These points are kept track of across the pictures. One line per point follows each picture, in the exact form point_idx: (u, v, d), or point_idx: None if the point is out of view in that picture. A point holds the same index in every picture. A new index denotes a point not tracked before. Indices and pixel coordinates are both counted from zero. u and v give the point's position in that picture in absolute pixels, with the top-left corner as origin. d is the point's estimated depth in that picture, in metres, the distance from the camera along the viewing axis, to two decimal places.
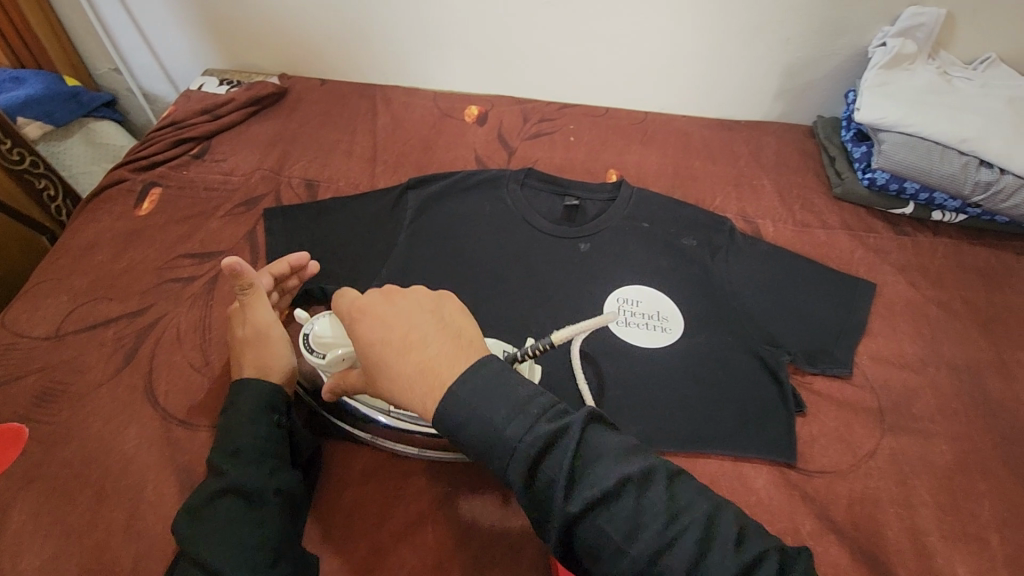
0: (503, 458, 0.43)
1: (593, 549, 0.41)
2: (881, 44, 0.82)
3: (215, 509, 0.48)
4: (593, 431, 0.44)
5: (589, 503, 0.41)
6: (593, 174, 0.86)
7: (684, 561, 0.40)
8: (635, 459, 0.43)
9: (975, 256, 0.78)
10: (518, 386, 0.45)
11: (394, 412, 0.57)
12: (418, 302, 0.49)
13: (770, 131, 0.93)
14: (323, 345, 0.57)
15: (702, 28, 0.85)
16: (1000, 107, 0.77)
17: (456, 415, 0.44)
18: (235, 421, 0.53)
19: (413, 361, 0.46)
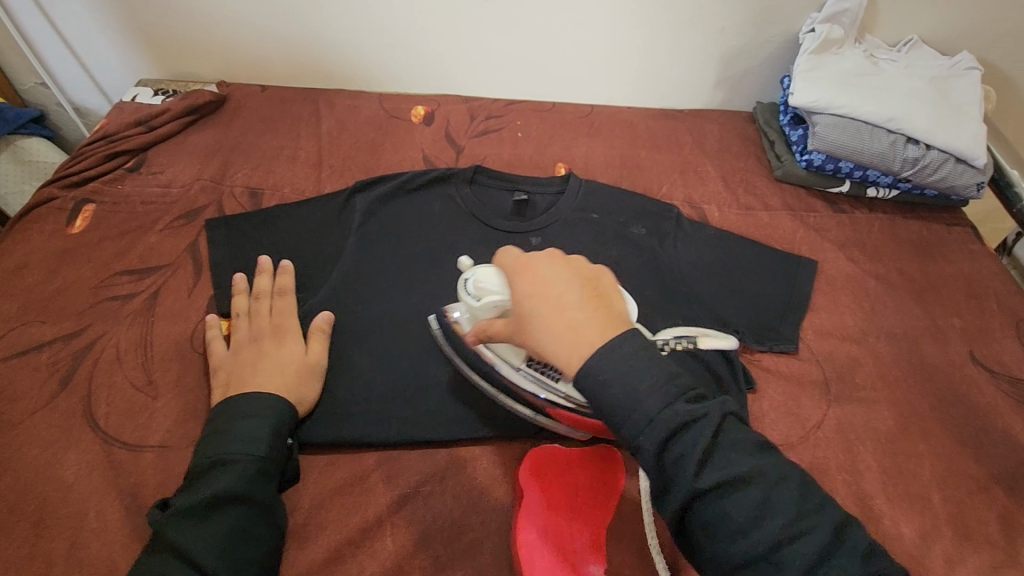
0: (637, 425, 0.44)
1: (710, 528, 0.43)
2: (810, 30, 0.85)
3: (207, 509, 0.47)
4: (728, 421, 0.46)
5: (718, 484, 0.43)
6: (542, 168, 0.87)
7: (800, 560, 0.41)
8: (768, 458, 0.45)
9: (909, 229, 0.81)
10: (665, 362, 0.46)
11: (525, 368, 0.56)
12: (577, 269, 0.52)
13: (712, 118, 0.95)
14: (479, 289, 0.55)
15: (639, 21, 0.87)
16: (923, 87, 0.80)
17: (601, 374, 0.45)
18: (236, 426, 0.52)
19: (566, 317, 0.48)
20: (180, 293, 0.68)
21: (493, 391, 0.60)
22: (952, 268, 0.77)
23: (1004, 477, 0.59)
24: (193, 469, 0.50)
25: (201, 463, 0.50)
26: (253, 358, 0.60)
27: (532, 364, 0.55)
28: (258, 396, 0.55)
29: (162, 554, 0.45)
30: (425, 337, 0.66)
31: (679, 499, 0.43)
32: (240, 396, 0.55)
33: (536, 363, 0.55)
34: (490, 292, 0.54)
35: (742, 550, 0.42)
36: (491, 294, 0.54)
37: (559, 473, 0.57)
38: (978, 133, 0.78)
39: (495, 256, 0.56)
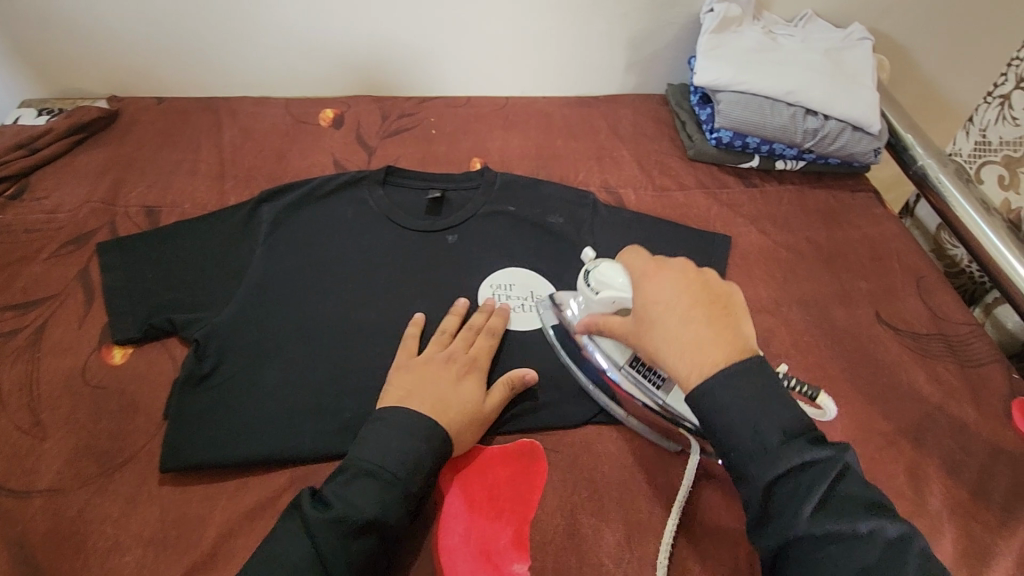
0: (752, 450, 0.45)
1: (813, 568, 0.42)
2: (709, 10, 0.86)
3: (351, 527, 0.47)
4: (852, 475, 0.45)
5: (831, 533, 0.42)
6: (456, 163, 0.86)
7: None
8: (889, 518, 0.43)
9: (817, 199, 0.83)
10: (791, 403, 0.46)
11: (625, 367, 0.57)
12: (709, 282, 0.50)
13: (625, 103, 0.96)
14: (600, 283, 0.56)
15: (543, 9, 0.86)
16: (819, 59, 0.83)
17: (718, 399, 0.45)
18: (395, 439, 0.52)
19: (691, 332, 0.47)
20: (70, 323, 0.64)
21: (585, 379, 0.62)
22: (858, 233, 0.79)
23: (911, 429, 0.61)
24: (339, 474, 0.50)
25: (352, 466, 0.50)
26: (431, 377, 0.58)
27: (636, 366, 0.57)
28: (419, 414, 0.53)
29: (298, 548, 0.46)
30: (339, 346, 0.64)
31: (784, 531, 0.43)
32: (408, 409, 0.54)
33: (641, 365, 0.57)
34: (609, 287, 0.56)
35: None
36: (612, 290, 0.55)
37: (481, 472, 0.56)
38: (872, 101, 0.81)
39: (621, 255, 0.55)
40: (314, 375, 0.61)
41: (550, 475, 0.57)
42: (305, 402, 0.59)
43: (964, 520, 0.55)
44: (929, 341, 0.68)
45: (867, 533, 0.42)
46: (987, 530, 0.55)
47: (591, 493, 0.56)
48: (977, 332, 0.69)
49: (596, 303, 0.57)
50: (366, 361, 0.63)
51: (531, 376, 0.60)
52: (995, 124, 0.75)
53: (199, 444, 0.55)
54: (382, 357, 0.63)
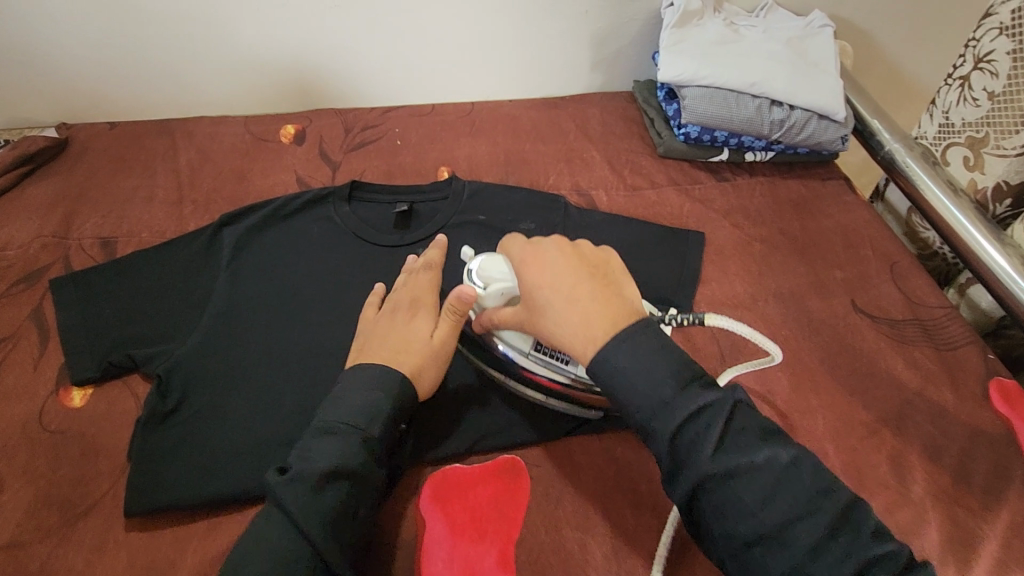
0: (653, 408, 0.46)
1: (721, 510, 0.43)
2: (670, 4, 0.85)
3: (319, 477, 0.46)
4: (741, 410, 0.46)
5: (732, 470, 0.43)
6: (424, 174, 0.84)
7: (809, 536, 0.41)
8: (778, 443, 0.45)
9: (788, 189, 0.83)
10: (679, 353, 0.47)
11: (532, 353, 0.56)
12: (588, 257, 0.52)
13: (592, 104, 0.95)
14: (487, 278, 0.58)
15: (501, 12, 0.85)
16: (781, 49, 0.82)
17: (616, 362, 0.46)
18: (362, 393, 0.51)
19: (579, 308, 0.49)
20: (24, 367, 0.62)
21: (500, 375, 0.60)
22: (829, 221, 0.79)
23: (892, 417, 0.61)
24: (311, 429, 0.50)
25: (314, 428, 0.50)
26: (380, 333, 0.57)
27: (541, 351, 0.56)
28: (382, 369, 0.52)
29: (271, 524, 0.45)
30: (310, 371, 0.62)
31: (692, 481, 0.44)
32: (363, 366, 0.53)
33: (544, 349, 0.56)
34: (498, 279, 0.57)
35: (750, 529, 0.42)
36: (499, 282, 0.57)
37: (463, 493, 0.55)
38: (835, 88, 0.80)
39: (502, 246, 0.57)
40: (284, 403, 0.59)
41: (532, 491, 0.55)
42: (276, 431, 0.57)
43: (948, 506, 0.55)
44: (906, 326, 0.68)
45: (763, 461, 0.43)
46: (971, 514, 0.55)
47: (575, 506, 0.55)
48: (952, 314, 0.69)
49: (488, 298, 0.58)
50: None
51: (467, 288, 0.56)
52: (957, 105, 0.74)
53: (165, 484, 0.53)
54: None
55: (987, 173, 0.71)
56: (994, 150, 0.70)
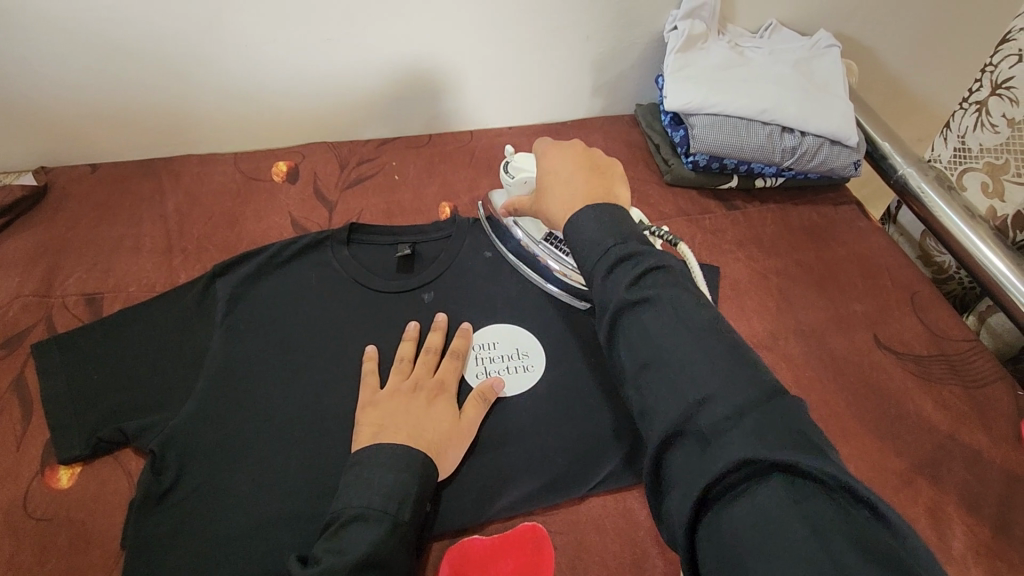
0: (593, 255, 0.49)
1: (628, 338, 0.44)
2: (673, 28, 0.82)
3: (348, 569, 0.44)
4: (674, 264, 0.47)
5: (640, 301, 0.44)
6: (424, 212, 0.81)
7: (688, 362, 0.41)
8: (695, 292, 0.45)
9: (800, 216, 0.81)
10: (627, 219, 0.51)
11: (542, 242, 0.70)
12: (593, 158, 0.60)
13: (594, 130, 0.93)
14: (517, 169, 0.69)
15: (501, 40, 0.82)
16: (789, 72, 0.80)
17: (576, 218, 0.52)
18: (386, 474, 0.50)
19: (570, 187, 0.57)
20: (7, 446, 0.58)
21: (508, 256, 0.72)
22: (844, 250, 0.77)
23: (925, 464, 0.58)
24: (335, 517, 0.48)
25: (340, 515, 0.48)
26: (401, 409, 0.56)
27: (550, 240, 0.70)
28: (406, 449, 0.51)
29: None
30: (314, 437, 0.58)
31: (609, 311, 0.46)
32: (388, 445, 0.52)
33: (554, 238, 0.70)
34: (523, 171, 0.68)
35: (642, 355, 0.43)
36: (525, 173, 0.68)
37: (484, 570, 0.52)
38: (846, 112, 0.78)
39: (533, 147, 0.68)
40: (288, 475, 0.56)
41: (556, 564, 0.53)
42: (281, 507, 0.54)
43: (989, 561, 0.53)
44: (931, 363, 0.66)
45: (666, 296, 0.44)
46: (1013, 570, 0.53)
47: None
48: (978, 348, 0.67)
49: (513, 186, 0.69)
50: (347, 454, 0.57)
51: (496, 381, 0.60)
52: (973, 131, 0.72)
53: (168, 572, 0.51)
54: None
55: (1007, 200, 0.69)
56: (1014, 178, 0.68)
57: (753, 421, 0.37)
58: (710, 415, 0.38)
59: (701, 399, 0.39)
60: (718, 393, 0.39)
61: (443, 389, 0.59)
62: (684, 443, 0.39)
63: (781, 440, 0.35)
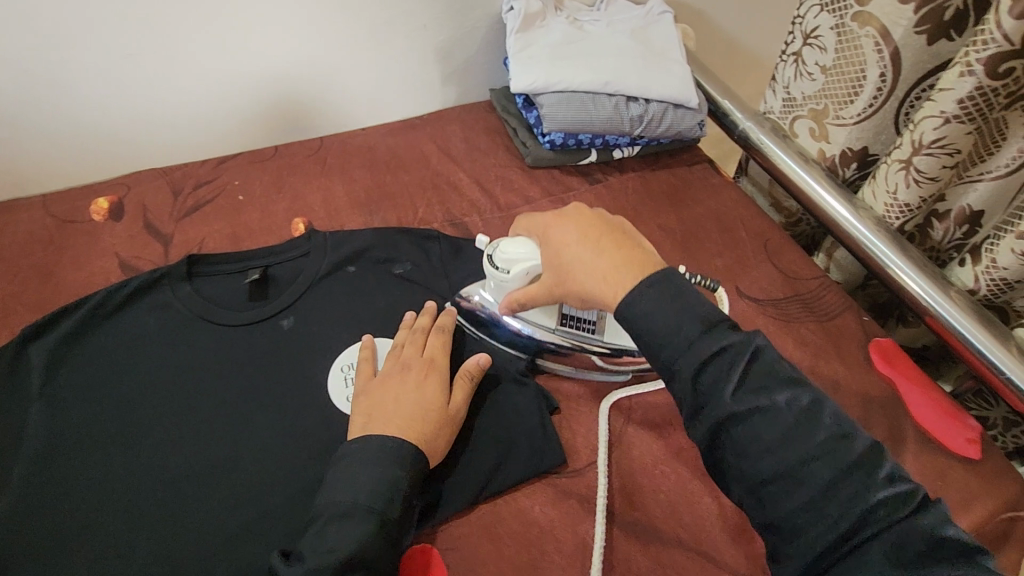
0: (676, 350, 0.46)
1: (740, 448, 0.43)
2: (510, 8, 0.81)
3: (336, 568, 0.44)
4: (767, 353, 0.46)
5: (751, 409, 0.43)
6: (276, 230, 0.75)
7: (823, 475, 0.41)
8: (801, 387, 0.44)
9: (658, 181, 0.83)
10: (700, 301, 0.47)
11: (559, 329, 0.62)
12: (603, 220, 0.55)
13: (450, 120, 0.89)
14: (507, 261, 0.59)
15: (332, 37, 0.77)
16: (627, 43, 0.81)
17: (646, 310, 0.47)
18: (376, 468, 0.48)
19: (605, 259, 0.51)
20: None
21: (524, 358, 0.63)
22: (702, 208, 0.80)
23: None
24: (323, 510, 0.47)
25: (324, 512, 0.47)
26: (391, 396, 0.54)
27: (567, 323, 0.62)
28: (393, 440, 0.50)
29: None
30: (168, 504, 0.53)
31: (713, 419, 0.43)
32: (378, 436, 0.50)
33: (570, 320, 0.62)
34: (519, 262, 0.59)
35: (768, 467, 0.42)
36: (521, 263, 0.59)
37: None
38: (684, 76, 0.81)
39: (521, 224, 0.60)
40: (138, 554, 0.51)
41: None
42: None
43: None
44: (788, 304, 0.70)
45: (782, 404, 0.42)
46: None
47: None
48: (826, 283, 0.72)
49: (510, 281, 0.59)
50: (204, 516, 0.52)
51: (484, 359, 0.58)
52: (795, 80, 0.75)
53: None
54: (224, 499, 0.53)
55: (832, 141, 0.74)
56: (834, 120, 0.71)
57: (898, 537, 0.38)
58: (857, 537, 0.39)
59: (847, 523, 0.39)
60: (862, 515, 0.39)
61: (433, 369, 0.57)
62: (828, 558, 0.40)
63: (928, 553, 0.38)
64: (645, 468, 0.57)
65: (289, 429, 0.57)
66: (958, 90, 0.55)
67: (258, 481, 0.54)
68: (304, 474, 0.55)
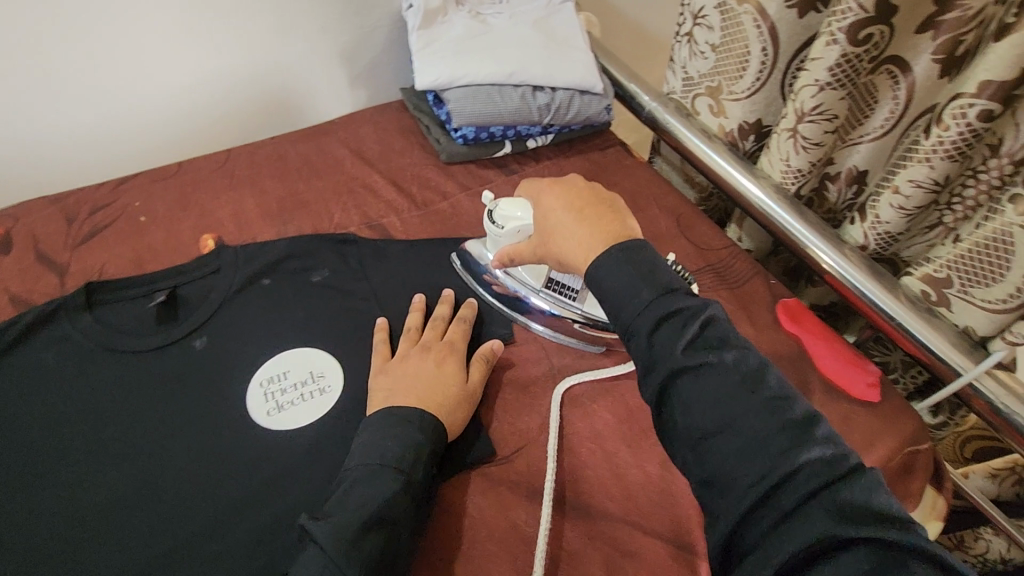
0: (634, 309, 0.46)
1: (686, 402, 0.43)
2: (409, 6, 0.81)
3: (360, 524, 0.45)
4: (721, 318, 0.46)
5: (699, 363, 0.43)
6: (182, 248, 0.72)
7: (761, 431, 0.40)
8: (749, 352, 0.45)
9: (573, 167, 0.85)
10: (662, 267, 0.48)
11: (544, 290, 0.67)
12: (594, 193, 0.55)
13: (361, 121, 0.88)
14: (505, 218, 0.64)
15: (227, 44, 0.75)
16: (529, 33, 0.82)
17: (607, 274, 0.48)
18: (401, 432, 0.51)
19: (582, 229, 0.52)
20: None
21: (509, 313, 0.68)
22: (616, 189, 0.82)
23: None
24: (351, 473, 0.50)
25: (353, 474, 0.49)
26: (414, 373, 0.57)
27: (551, 287, 0.67)
28: (418, 412, 0.53)
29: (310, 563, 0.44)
30: (79, 543, 0.50)
31: (663, 373, 0.44)
32: (400, 407, 0.53)
33: (555, 284, 0.67)
34: (513, 219, 0.63)
35: (712, 420, 0.42)
36: (515, 221, 0.63)
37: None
38: (588, 61, 0.82)
39: (522, 185, 0.64)
40: None
41: None
42: None
43: None
44: (702, 275, 0.72)
45: (728, 361, 0.43)
46: None
47: None
48: (735, 251, 0.75)
49: (503, 236, 0.64)
50: (120, 550, 0.50)
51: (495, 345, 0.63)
52: (691, 60, 0.78)
53: None
54: (140, 531, 0.51)
55: (730, 116, 0.77)
56: (729, 96, 0.75)
57: (836, 496, 0.37)
58: (791, 491, 0.38)
59: (783, 474, 0.38)
60: (796, 467, 0.39)
61: (451, 350, 0.61)
62: (761, 514, 0.38)
63: (862, 513, 0.36)
64: (572, 446, 0.59)
65: (206, 450, 0.55)
66: (827, 59, 0.59)
67: (176, 509, 0.52)
68: (225, 495, 0.53)
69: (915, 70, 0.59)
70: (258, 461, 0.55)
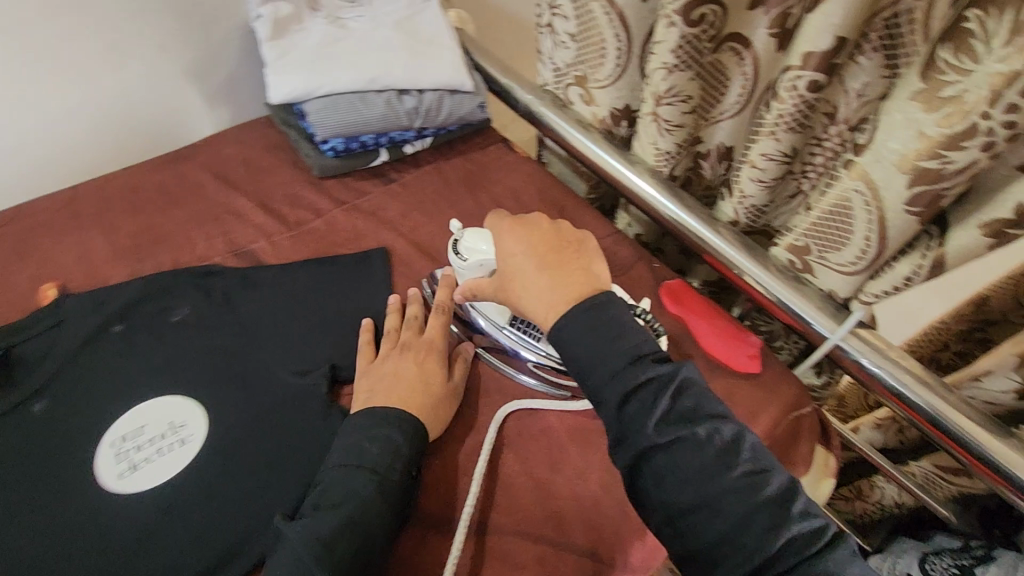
0: (602, 377, 0.47)
1: (660, 476, 0.44)
2: (257, 16, 0.76)
3: (335, 525, 0.46)
4: (693, 383, 0.47)
5: (673, 439, 0.44)
6: (19, 302, 0.65)
7: (735, 511, 0.42)
8: (725, 421, 0.46)
9: (454, 169, 0.82)
10: (629, 328, 0.49)
11: (508, 328, 0.61)
12: (562, 237, 0.56)
13: (225, 142, 0.83)
14: (469, 250, 0.59)
15: (52, 75, 0.69)
16: (389, 35, 0.79)
17: (574, 340, 0.49)
18: (375, 431, 0.52)
19: (546, 275, 0.53)
20: None
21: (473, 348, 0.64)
22: (498, 188, 0.80)
23: None
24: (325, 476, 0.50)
25: (329, 474, 0.50)
26: (396, 374, 0.57)
27: (517, 325, 0.61)
28: (394, 411, 0.53)
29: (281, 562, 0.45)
30: None
31: (636, 448, 0.44)
32: (380, 407, 0.53)
33: (520, 323, 0.61)
34: (476, 252, 0.59)
35: (688, 498, 0.43)
36: (479, 254, 0.59)
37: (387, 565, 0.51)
38: (454, 59, 0.79)
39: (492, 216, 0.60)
40: None
41: None
42: None
43: None
44: None
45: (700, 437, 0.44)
46: None
47: None
48: (618, 239, 0.75)
49: (466, 269, 0.60)
50: None
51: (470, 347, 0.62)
52: (555, 51, 0.77)
53: None
54: None
55: (600, 104, 0.76)
56: (595, 84, 0.74)
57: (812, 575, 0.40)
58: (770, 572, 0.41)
59: (762, 559, 0.41)
60: (774, 551, 0.41)
61: (432, 348, 0.59)
62: None
63: None
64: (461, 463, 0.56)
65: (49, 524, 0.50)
66: (669, 41, 0.59)
67: None
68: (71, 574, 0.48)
69: (754, 45, 0.59)
70: (112, 529, 0.50)
